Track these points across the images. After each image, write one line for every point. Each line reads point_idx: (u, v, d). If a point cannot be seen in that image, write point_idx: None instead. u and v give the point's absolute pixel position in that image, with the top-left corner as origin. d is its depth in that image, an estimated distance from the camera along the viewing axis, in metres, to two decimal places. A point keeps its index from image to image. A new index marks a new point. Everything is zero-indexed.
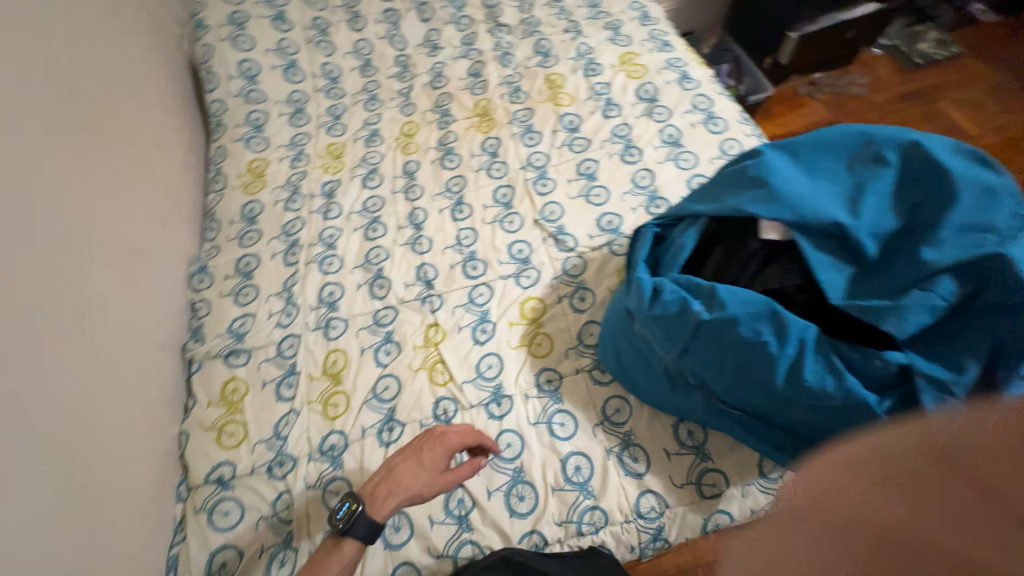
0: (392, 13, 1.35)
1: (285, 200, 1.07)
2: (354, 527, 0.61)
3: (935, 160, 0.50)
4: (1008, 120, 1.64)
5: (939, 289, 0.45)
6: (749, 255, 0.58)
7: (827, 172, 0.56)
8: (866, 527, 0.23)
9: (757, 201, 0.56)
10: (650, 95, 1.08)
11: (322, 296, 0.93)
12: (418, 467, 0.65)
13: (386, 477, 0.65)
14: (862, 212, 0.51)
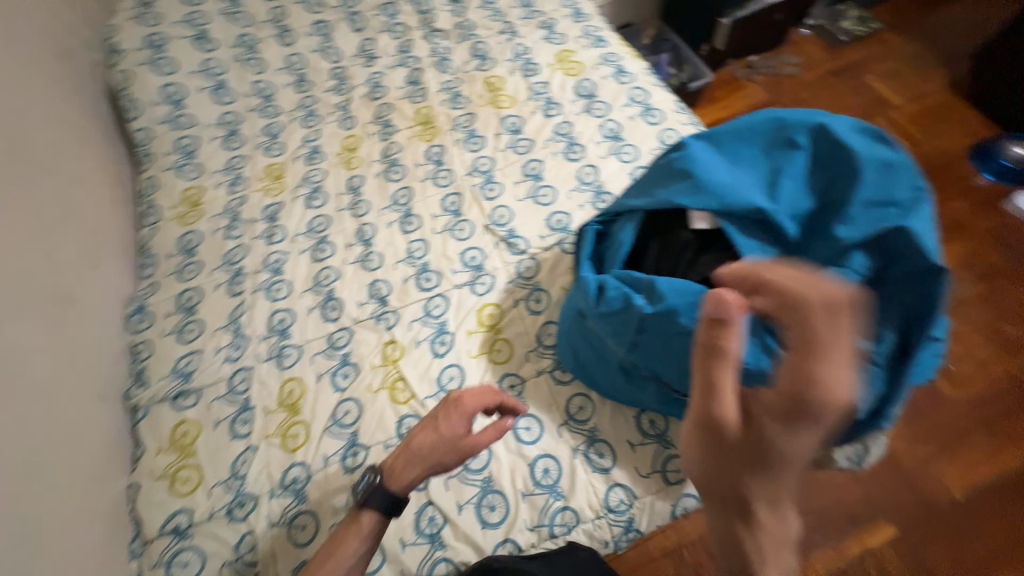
0: (323, 25, 1.31)
1: (226, 228, 1.03)
2: (372, 497, 0.65)
3: (840, 143, 0.54)
4: (928, 88, 1.73)
5: (853, 264, 0.49)
6: (684, 246, 0.60)
7: (747, 160, 0.59)
8: (781, 427, 0.42)
9: (687, 192, 0.57)
10: (589, 92, 1.10)
11: (272, 324, 0.89)
12: (436, 437, 0.67)
13: (404, 451, 0.67)
14: (782, 196, 0.54)
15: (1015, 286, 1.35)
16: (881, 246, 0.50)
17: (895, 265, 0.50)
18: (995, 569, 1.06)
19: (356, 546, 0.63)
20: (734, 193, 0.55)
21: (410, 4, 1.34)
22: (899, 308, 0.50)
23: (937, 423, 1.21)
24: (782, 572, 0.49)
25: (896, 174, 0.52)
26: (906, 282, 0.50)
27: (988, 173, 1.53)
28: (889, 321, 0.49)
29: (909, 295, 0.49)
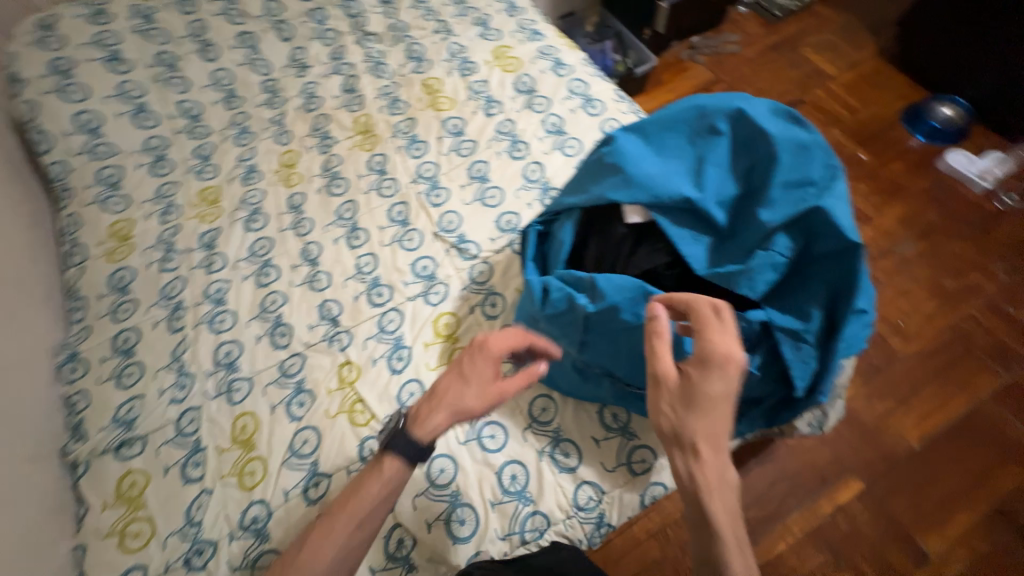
0: (248, 36, 1.25)
1: (160, 260, 0.97)
2: (394, 442, 0.61)
3: (759, 127, 0.57)
4: (861, 56, 1.79)
5: (778, 247, 0.52)
6: (621, 240, 0.61)
7: (674, 149, 0.60)
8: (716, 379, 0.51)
9: (620, 186, 0.58)
10: (529, 87, 1.09)
11: (219, 358, 0.85)
12: (462, 382, 0.62)
13: (430, 399, 0.63)
14: (708, 184, 0.57)
15: (952, 241, 1.42)
16: (802, 226, 0.53)
17: (816, 242, 0.53)
18: (954, 510, 1.12)
19: (375, 491, 0.61)
20: (664, 185, 0.57)
21: (339, 8, 1.29)
22: (824, 283, 0.53)
23: (893, 378, 1.26)
24: (732, 512, 0.52)
25: (810, 154, 0.56)
26: (827, 258, 0.54)
27: (920, 135, 1.60)
28: (816, 298, 0.53)
29: (831, 271, 0.53)
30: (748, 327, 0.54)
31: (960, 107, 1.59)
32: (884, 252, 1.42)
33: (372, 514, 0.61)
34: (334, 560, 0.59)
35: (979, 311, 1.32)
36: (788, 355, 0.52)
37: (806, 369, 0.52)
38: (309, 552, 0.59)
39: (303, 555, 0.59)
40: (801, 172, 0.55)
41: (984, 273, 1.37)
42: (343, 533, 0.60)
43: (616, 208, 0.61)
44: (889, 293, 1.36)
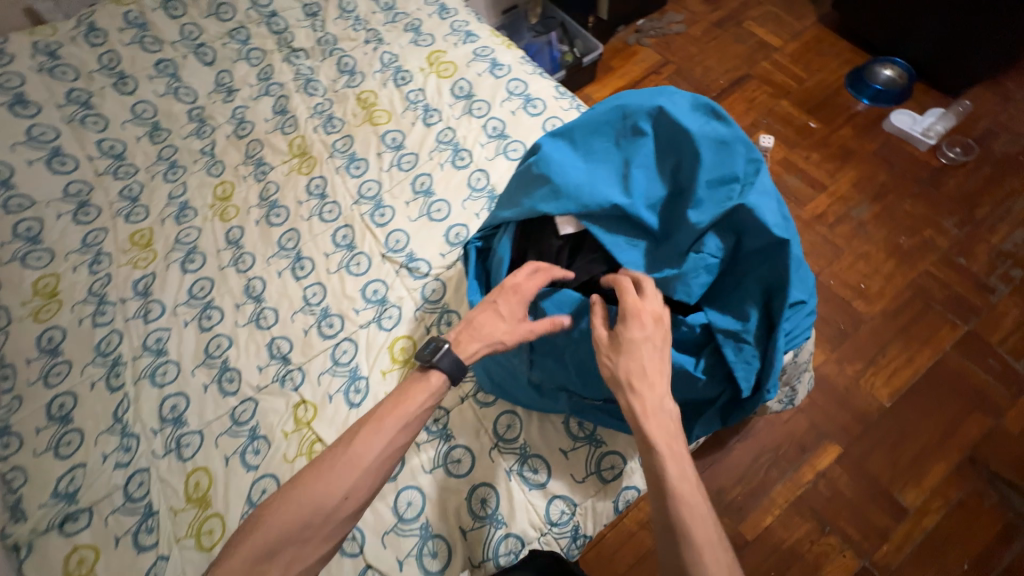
0: (167, 64, 1.18)
1: (92, 314, 0.91)
2: (440, 359, 0.61)
3: (680, 124, 0.59)
4: (802, 25, 1.81)
5: (708, 249, 0.55)
6: (557, 253, 0.64)
7: (600, 154, 0.63)
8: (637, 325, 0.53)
9: (550, 198, 0.61)
10: (466, 91, 1.05)
11: (165, 413, 0.81)
12: (497, 317, 0.62)
13: (466, 327, 0.62)
14: (636, 188, 0.59)
15: (904, 199, 1.44)
16: (731, 224, 0.56)
17: (746, 238, 0.55)
18: (929, 463, 1.13)
19: (422, 400, 0.60)
20: (592, 192, 0.59)
21: (262, 25, 1.23)
22: (761, 281, 0.56)
23: (861, 342, 1.27)
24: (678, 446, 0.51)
25: (731, 148, 0.58)
26: (760, 254, 0.56)
27: (865, 99, 1.62)
28: (753, 297, 0.55)
29: (765, 267, 0.55)
30: (690, 332, 0.57)
31: (899, 68, 1.62)
32: (840, 217, 1.44)
33: (420, 418, 0.61)
34: (379, 457, 0.57)
35: (936, 266, 1.34)
36: (730, 357, 0.55)
37: (750, 370, 0.55)
38: (361, 441, 0.57)
39: (352, 447, 0.57)
40: (726, 167, 0.57)
41: (937, 228, 1.39)
42: (393, 433, 0.58)
43: (551, 219, 0.64)
44: (849, 258, 1.38)
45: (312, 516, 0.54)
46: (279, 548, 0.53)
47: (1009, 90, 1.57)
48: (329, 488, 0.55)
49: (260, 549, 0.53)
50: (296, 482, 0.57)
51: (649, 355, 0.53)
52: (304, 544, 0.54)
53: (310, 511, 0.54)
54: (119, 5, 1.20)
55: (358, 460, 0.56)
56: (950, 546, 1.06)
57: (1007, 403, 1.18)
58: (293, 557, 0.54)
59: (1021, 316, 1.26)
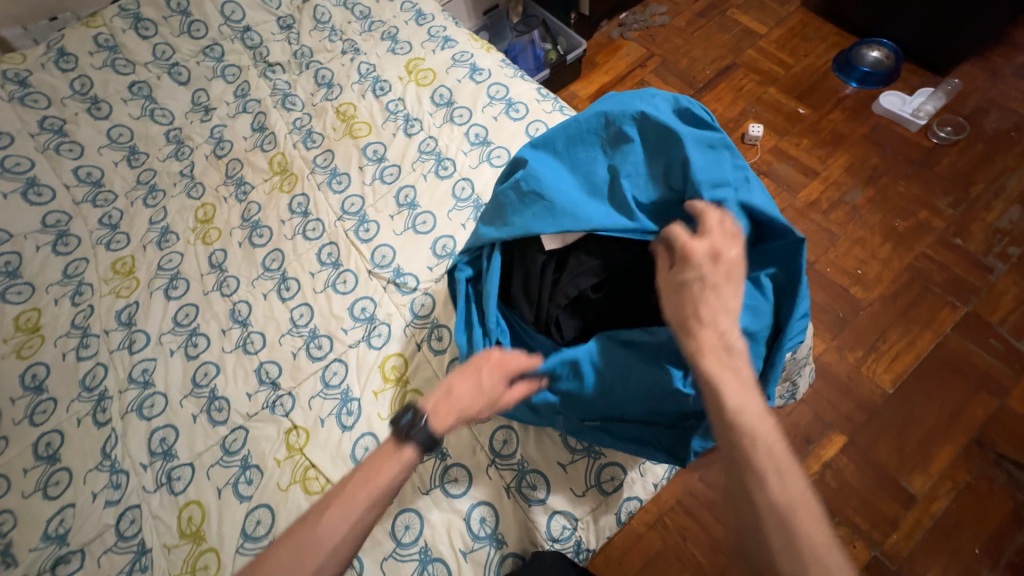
0: (141, 85, 1.15)
1: (76, 347, 0.89)
2: (415, 434, 0.60)
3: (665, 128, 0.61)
4: (786, 11, 1.78)
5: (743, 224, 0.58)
6: (543, 268, 0.63)
7: (585, 166, 0.64)
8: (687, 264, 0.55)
9: (543, 216, 0.60)
10: (447, 99, 1.03)
11: (154, 447, 0.79)
12: (475, 389, 0.62)
13: (444, 397, 0.62)
14: (630, 200, 0.60)
15: (897, 181, 1.42)
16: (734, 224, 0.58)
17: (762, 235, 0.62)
18: (936, 448, 1.12)
19: (394, 475, 0.59)
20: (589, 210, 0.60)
21: (236, 41, 1.20)
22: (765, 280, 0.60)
23: (861, 329, 1.26)
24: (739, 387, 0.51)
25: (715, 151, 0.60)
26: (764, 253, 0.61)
27: (853, 81, 1.60)
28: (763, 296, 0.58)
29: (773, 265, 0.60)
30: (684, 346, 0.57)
31: (887, 49, 1.61)
32: (834, 203, 1.42)
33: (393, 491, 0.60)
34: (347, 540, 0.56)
35: (933, 247, 1.33)
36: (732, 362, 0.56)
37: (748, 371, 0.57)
38: (327, 520, 0.56)
39: (318, 526, 0.56)
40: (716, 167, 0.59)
41: (932, 209, 1.37)
42: (360, 511, 0.57)
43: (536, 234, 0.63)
44: (845, 244, 1.36)
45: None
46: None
47: (999, 64, 1.55)
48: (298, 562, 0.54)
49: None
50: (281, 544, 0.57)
51: (707, 297, 0.53)
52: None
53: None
54: (88, 28, 1.17)
55: (321, 541, 0.55)
56: (962, 530, 1.04)
57: (1012, 383, 1.16)
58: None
59: (1021, 293, 1.24)
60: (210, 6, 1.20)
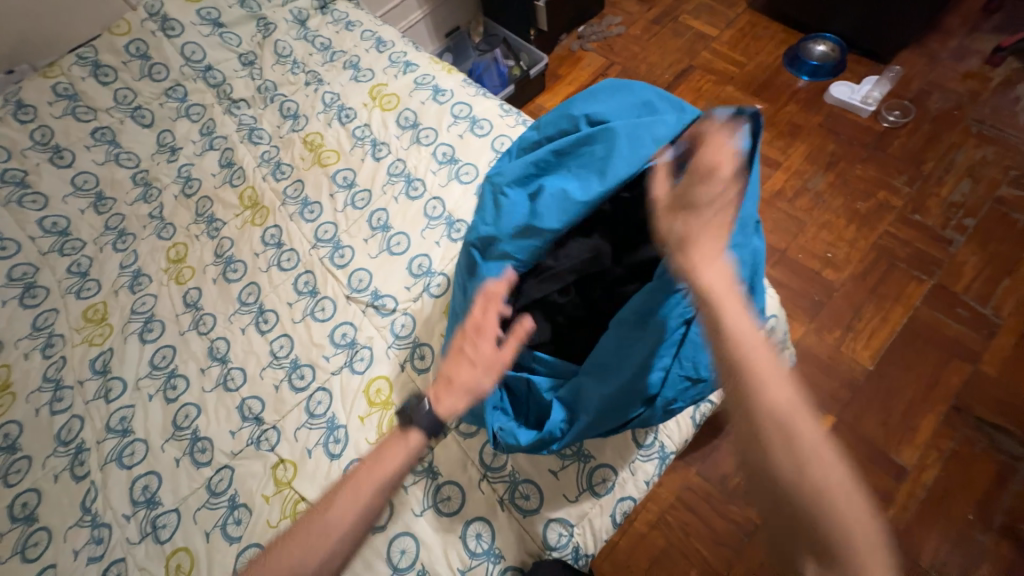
0: (104, 131, 1.15)
1: (49, 402, 0.86)
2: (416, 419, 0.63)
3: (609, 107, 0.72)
4: (736, 13, 1.87)
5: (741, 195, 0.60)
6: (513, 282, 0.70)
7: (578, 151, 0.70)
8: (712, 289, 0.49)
9: (560, 214, 0.65)
10: (412, 121, 1.05)
11: (136, 496, 0.76)
12: (470, 366, 0.62)
13: (444, 384, 0.62)
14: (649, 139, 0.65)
15: (855, 164, 1.49)
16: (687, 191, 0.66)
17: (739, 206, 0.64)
18: (919, 418, 1.14)
19: (400, 459, 0.62)
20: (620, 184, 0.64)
21: (198, 80, 1.20)
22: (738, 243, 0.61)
23: (836, 309, 1.30)
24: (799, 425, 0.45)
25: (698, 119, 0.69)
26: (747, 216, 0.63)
27: (804, 75, 1.68)
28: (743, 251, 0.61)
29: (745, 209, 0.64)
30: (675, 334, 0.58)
31: (831, 42, 1.68)
32: (798, 191, 1.47)
33: (399, 480, 0.62)
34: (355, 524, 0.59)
35: (895, 225, 1.38)
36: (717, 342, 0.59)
37: None
38: (337, 506, 0.59)
39: (328, 514, 0.59)
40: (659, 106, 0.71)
41: (890, 188, 1.43)
42: (367, 496, 0.60)
43: None
44: (813, 229, 1.41)
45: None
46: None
47: (935, 49, 1.64)
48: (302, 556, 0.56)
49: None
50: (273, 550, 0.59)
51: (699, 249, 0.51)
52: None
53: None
54: (45, 77, 1.16)
55: (333, 526, 0.58)
56: (953, 497, 1.06)
57: (983, 348, 1.20)
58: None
59: (980, 262, 1.30)
60: (169, 48, 1.20)
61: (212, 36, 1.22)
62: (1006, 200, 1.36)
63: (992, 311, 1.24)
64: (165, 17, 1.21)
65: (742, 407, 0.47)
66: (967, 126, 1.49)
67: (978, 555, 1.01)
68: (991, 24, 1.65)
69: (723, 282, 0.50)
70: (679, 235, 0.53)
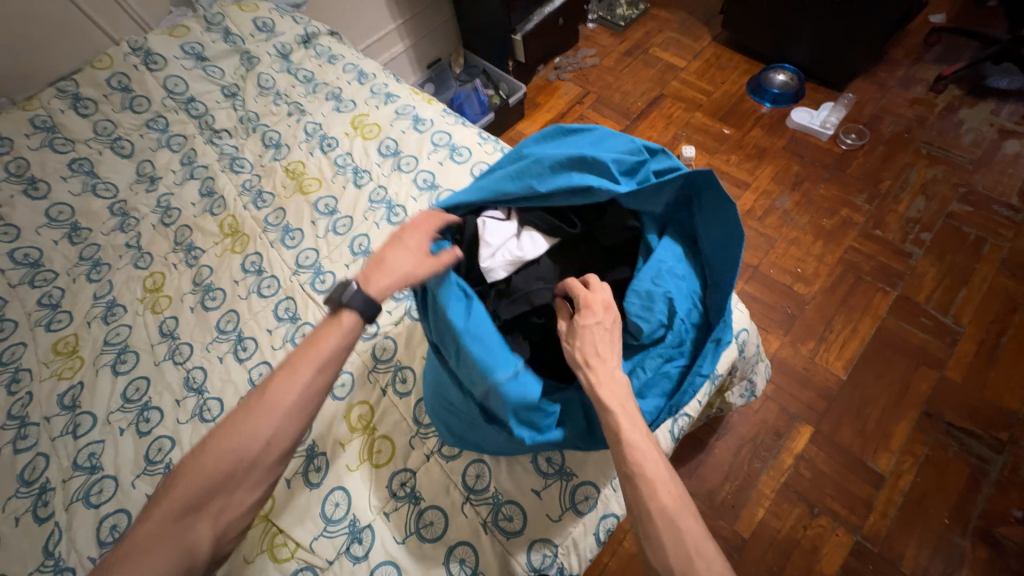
0: (82, 162, 1.15)
1: (12, 440, 0.83)
2: (352, 298, 0.62)
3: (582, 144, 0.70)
4: (701, 46, 1.99)
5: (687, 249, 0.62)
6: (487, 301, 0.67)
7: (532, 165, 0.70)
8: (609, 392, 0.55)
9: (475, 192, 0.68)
10: (393, 149, 1.08)
11: (102, 537, 0.73)
12: (406, 252, 0.63)
13: (377, 266, 0.64)
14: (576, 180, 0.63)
15: (818, 184, 1.57)
16: (657, 216, 0.66)
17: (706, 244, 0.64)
18: (893, 424, 1.18)
19: (336, 339, 0.62)
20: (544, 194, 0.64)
21: (180, 112, 1.22)
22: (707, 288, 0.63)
23: (808, 322, 1.34)
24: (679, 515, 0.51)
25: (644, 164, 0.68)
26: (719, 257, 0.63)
27: (766, 102, 1.79)
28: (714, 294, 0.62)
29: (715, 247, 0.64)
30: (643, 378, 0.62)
31: (789, 72, 1.80)
32: (767, 210, 1.55)
33: (338, 360, 0.62)
34: (296, 400, 0.59)
35: (859, 240, 1.45)
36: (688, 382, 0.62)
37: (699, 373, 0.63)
38: (282, 384, 0.59)
39: (267, 393, 0.59)
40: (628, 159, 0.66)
41: (852, 206, 1.51)
42: (309, 373, 0.59)
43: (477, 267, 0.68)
44: (783, 246, 1.47)
45: (237, 466, 0.56)
46: (149, 548, 0.53)
47: (883, 78, 1.77)
48: (251, 439, 0.57)
49: (190, 500, 0.55)
50: (206, 447, 0.57)
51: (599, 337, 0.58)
52: (232, 496, 0.57)
53: (178, 556, 0.53)
54: (24, 110, 1.16)
55: (275, 405, 0.58)
56: (930, 502, 1.09)
57: (947, 355, 1.25)
58: (226, 507, 0.56)
59: (939, 273, 1.37)
60: (151, 81, 1.22)
61: (195, 69, 1.25)
62: (957, 214, 1.45)
63: (953, 320, 1.30)
64: (148, 52, 1.23)
65: (634, 513, 0.53)
66: (917, 147, 1.60)
67: (958, 559, 1.03)
68: (931, 56, 1.80)
69: (619, 400, 0.55)
70: (581, 361, 0.57)
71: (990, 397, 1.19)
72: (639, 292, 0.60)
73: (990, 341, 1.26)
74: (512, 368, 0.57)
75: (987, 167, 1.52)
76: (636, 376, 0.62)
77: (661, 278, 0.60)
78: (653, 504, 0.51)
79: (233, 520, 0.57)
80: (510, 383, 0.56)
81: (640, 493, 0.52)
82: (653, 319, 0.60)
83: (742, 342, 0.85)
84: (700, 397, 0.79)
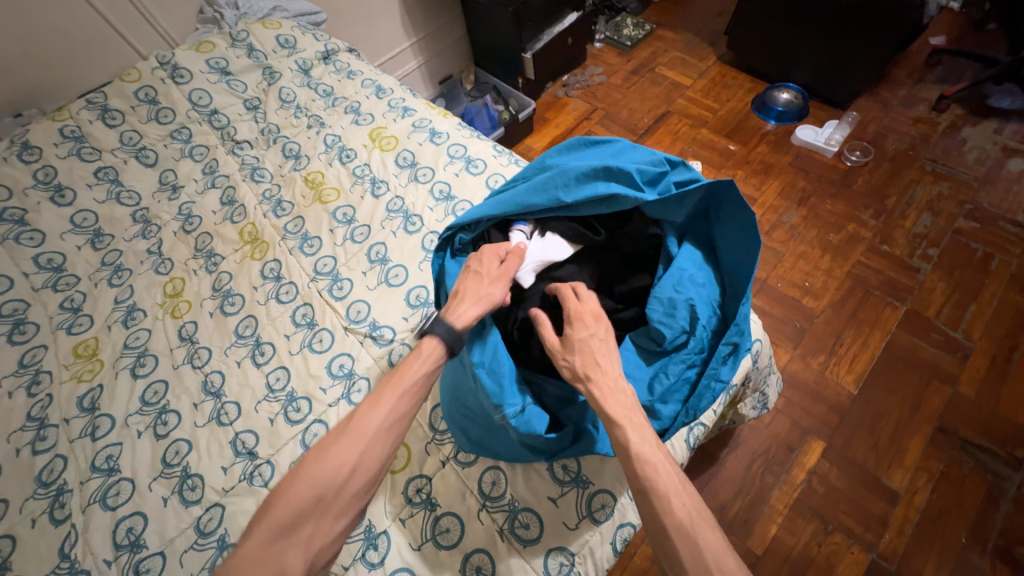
0: (107, 170, 1.18)
1: (31, 441, 0.83)
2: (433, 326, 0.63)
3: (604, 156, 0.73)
4: (706, 65, 2.04)
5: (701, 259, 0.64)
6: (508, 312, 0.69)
7: None
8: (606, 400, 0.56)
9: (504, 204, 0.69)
10: (410, 161, 1.11)
11: (119, 540, 0.73)
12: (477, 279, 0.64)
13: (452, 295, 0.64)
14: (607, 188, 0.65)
15: (824, 200, 1.59)
16: (677, 225, 0.68)
17: (724, 253, 0.66)
18: (906, 440, 1.17)
19: (420, 365, 0.62)
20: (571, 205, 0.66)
21: (203, 123, 1.26)
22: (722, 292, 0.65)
23: (818, 335, 1.35)
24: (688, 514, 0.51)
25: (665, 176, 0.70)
26: (738, 267, 0.65)
27: (771, 119, 1.82)
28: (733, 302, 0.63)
29: (734, 255, 0.65)
30: (664, 380, 0.63)
31: (793, 91, 1.84)
32: (774, 224, 1.56)
33: (422, 387, 0.62)
34: (385, 425, 0.59)
35: (866, 255, 1.46)
36: (708, 387, 0.63)
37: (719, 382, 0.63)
38: (364, 413, 0.59)
39: (356, 416, 0.59)
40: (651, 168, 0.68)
41: (859, 221, 1.53)
42: (391, 399, 0.60)
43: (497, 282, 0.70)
44: (790, 259, 1.49)
45: (325, 489, 0.55)
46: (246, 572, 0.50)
47: (886, 97, 1.80)
48: (337, 461, 0.56)
49: (280, 525, 0.53)
50: (296, 472, 0.56)
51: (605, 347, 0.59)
52: (324, 520, 0.54)
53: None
54: (54, 120, 1.20)
55: (365, 429, 0.58)
56: (948, 519, 1.07)
57: (959, 370, 1.25)
58: (315, 531, 0.54)
59: (947, 288, 1.38)
60: (177, 94, 1.26)
61: (220, 83, 1.29)
62: (964, 230, 1.47)
63: (963, 334, 1.30)
64: (176, 66, 1.28)
65: (646, 520, 0.52)
66: (922, 164, 1.62)
67: None
68: (933, 76, 1.84)
69: (626, 407, 0.55)
70: (594, 367, 0.58)
71: (1003, 412, 1.18)
72: (662, 299, 0.62)
73: (1001, 356, 1.26)
74: (520, 404, 0.61)
75: (992, 184, 1.54)
76: (659, 381, 0.63)
77: (683, 284, 0.62)
78: (669, 519, 0.50)
79: (324, 547, 0.54)
80: (515, 419, 0.61)
81: (656, 509, 0.51)
82: (675, 321, 0.61)
83: (756, 352, 0.86)
84: (716, 407, 0.79)
